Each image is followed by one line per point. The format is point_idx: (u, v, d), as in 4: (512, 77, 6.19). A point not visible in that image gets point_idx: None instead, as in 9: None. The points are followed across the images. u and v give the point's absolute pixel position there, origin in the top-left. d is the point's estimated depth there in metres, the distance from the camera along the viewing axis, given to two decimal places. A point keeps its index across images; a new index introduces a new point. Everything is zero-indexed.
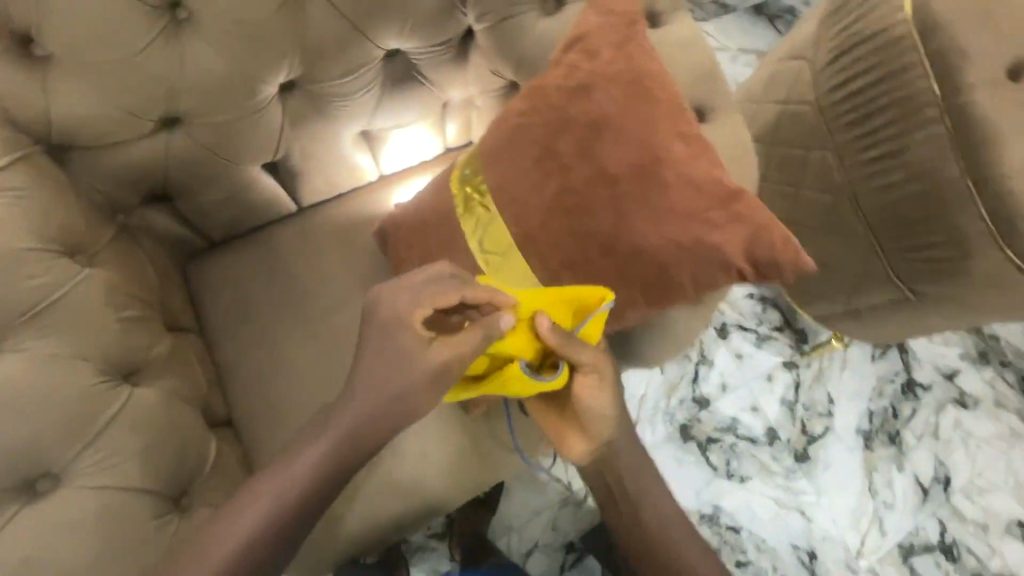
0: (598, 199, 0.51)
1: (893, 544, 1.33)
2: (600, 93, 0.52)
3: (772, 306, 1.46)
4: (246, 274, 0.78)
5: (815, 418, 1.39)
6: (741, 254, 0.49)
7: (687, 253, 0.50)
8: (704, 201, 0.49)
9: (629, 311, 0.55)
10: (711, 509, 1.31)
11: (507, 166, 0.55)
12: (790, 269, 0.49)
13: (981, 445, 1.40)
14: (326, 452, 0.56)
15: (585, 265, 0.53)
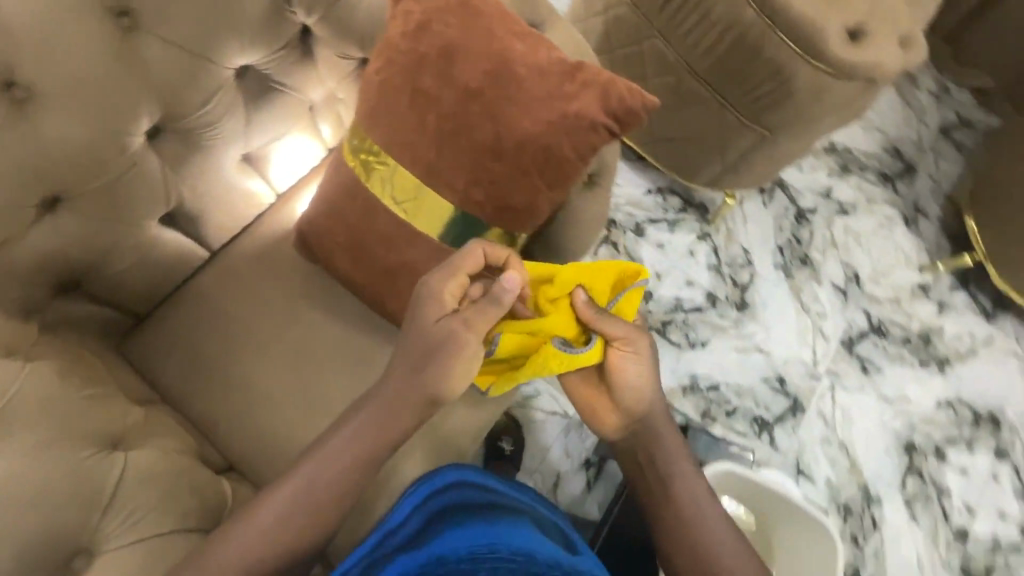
0: (471, 113, 0.59)
1: (838, 343, 1.53)
2: (438, 25, 0.59)
3: (671, 194, 1.62)
4: (186, 332, 0.79)
5: (739, 270, 1.56)
6: (600, 110, 0.58)
7: (559, 129, 0.58)
8: (553, 79, 0.58)
9: (537, 202, 0.63)
10: (690, 380, 1.44)
11: (387, 119, 0.62)
12: (642, 108, 0.58)
13: (869, 240, 1.65)
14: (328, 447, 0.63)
15: (482, 175, 0.61)
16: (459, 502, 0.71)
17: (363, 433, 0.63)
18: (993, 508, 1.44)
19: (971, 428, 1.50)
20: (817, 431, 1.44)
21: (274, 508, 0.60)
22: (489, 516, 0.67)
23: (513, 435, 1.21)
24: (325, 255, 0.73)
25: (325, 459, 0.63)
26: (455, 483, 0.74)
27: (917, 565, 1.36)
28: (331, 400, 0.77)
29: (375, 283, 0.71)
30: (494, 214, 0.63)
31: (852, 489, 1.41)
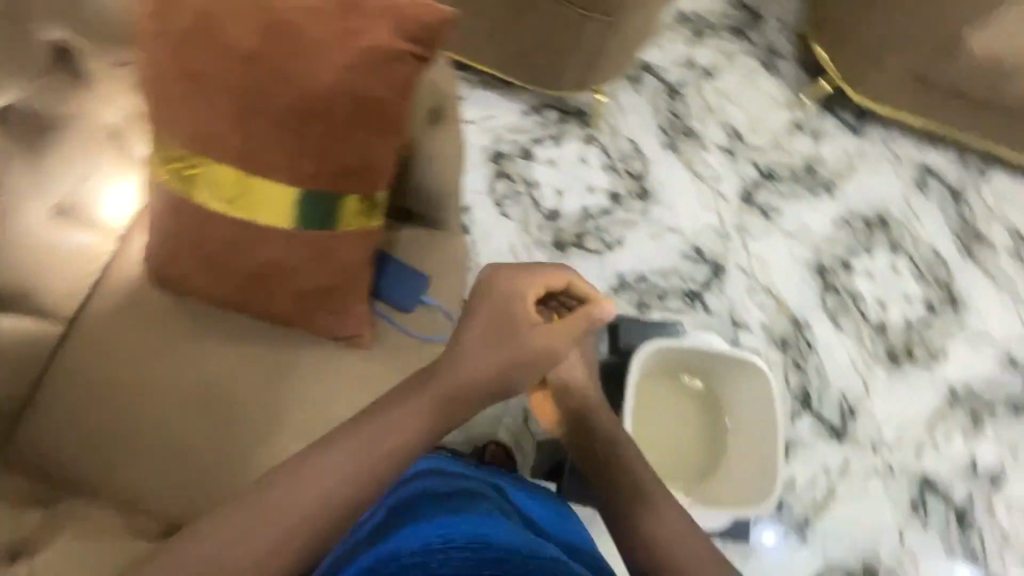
0: (277, 86, 0.64)
1: (737, 199, 1.62)
2: (217, 13, 0.64)
3: (546, 108, 1.60)
4: (95, 408, 0.83)
5: (632, 161, 1.60)
6: (394, 39, 0.64)
7: (362, 70, 0.64)
8: (340, 28, 0.64)
9: (373, 149, 0.69)
10: (617, 279, 1.49)
11: (204, 117, 0.66)
12: (433, 21, 0.64)
13: (739, 94, 1.71)
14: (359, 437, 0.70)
15: (311, 139, 0.66)
16: (429, 486, 0.80)
17: (366, 445, 0.70)
18: (899, 295, 1.61)
19: (866, 235, 1.65)
20: (740, 284, 1.54)
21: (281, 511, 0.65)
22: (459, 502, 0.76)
23: (507, 464, 1.20)
24: (197, 286, 0.75)
25: (323, 464, 0.68)
26: (432, 465, 0.87)
27: (852, 367, 1.52)
28: (252, 409, 0.83)
29: (251, 291, 0.75)
30: (344, 176, 0.69)
31: (783, 324, 1.52)
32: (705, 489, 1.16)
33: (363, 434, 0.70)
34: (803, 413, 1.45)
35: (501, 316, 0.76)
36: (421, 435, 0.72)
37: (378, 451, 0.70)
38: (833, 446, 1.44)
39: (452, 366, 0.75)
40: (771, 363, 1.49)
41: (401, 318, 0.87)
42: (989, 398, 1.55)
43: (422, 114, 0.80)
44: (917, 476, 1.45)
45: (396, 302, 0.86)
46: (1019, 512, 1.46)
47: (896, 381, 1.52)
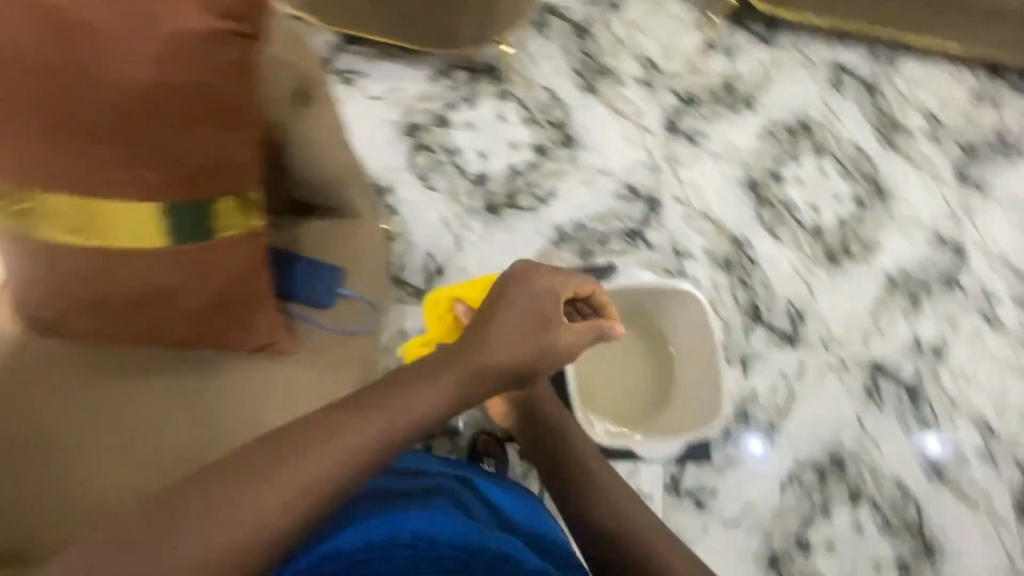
0: (100, 92, 0.61)
1: (662, 130, 1.61)
2: (16, 27, 0.60)
3: (454, 70, 1.54)
4: (7, 445, 0.79)
5: (551, 110, 1.56)
6: (214, 17, 0.61)
7: (187, 57, 0.61)
8: (149, 14, 0.60)
9: (226, 144, 0.68)
10: (557, 232, 1.47)
11: (35, 142, 0.64)
12: None
13: (648, 21, 1.68)
14: (397, 407, 0.73)
15: (153, 142, 0.64)
16: (403, 480, 0.93)
17: (397, 415, 0.72)
18: (830, 196, 1.65)
19: (791, 143, 1.67)
20: (678, 213, 1.55)
21: (297, 477, 0.64)
22: (426, 498, 0.89)
23: (494, 455, 1.22)
24: (81, 328, 0.77)
25: (351, 430, 0.69)
26: (407, 461, 1.01)
27: (795, 274, 1.56)
28: (180, 418, 0.83)
29: (137, 317, 0.75)
30: (198, 179, 0.68)
31: (725, 245, 1.54)
32: (667, 418, 1.20)
33: (398, 404, 0.73)
34: (755, 327, 1.49)
35: (540, 311, 0.88)
36: (438, 409, 0.76)
37: (407, 421, 0.73)
38: (787, 352, 1.49)
39: (486, 347, 0.83)
40: (719, 286, 1.51)
41: (317, 314, 0.88)
42: (924, 279, 1.62)
43: (286, 96, 0.82)
44: (868, 364, 1.52)
45: (309, 300, 0.87)
46: (963, 378, 1.56)
47: (837, 280, 1.58)
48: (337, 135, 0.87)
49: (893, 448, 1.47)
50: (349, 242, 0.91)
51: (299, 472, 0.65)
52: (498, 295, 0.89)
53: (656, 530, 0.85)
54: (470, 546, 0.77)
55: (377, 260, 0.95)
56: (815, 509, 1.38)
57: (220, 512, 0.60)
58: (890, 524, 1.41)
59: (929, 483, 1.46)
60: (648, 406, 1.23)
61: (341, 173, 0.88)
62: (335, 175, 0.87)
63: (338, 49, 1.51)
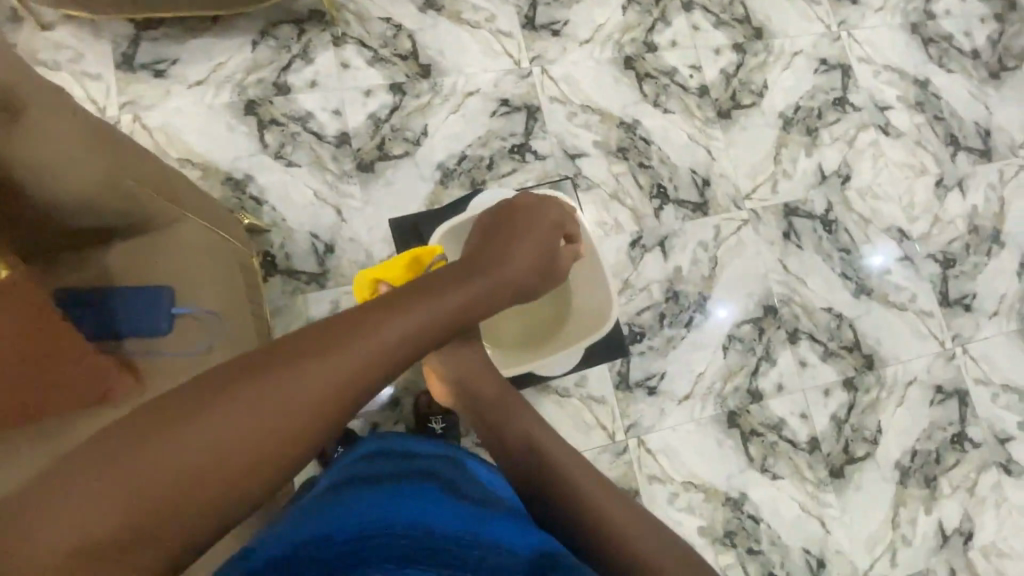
0: None
1: (521, 30, 1.49)
2: None
3: (276, 27, 1.37)
4: None
5: (396, 40, 1.42)
6: None
7: None
8: None
9: None
10: (439, 170, 1.38)
11: None
12: None
13: None
14: (430, 309, 0.68)
15: None
16: (381, 465, 0.82)
17: (434, 317, 0.68)
18: (708, 52, 1.58)
19: (657, 5, 1.58)
20: (559, 113, 1.47)
21: (318, 381, 0.56)
22: (405, 479, 0.77)
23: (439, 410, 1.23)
24: None
25: (392, 326, 0.63)
26: (383, 442, 0.92)
27: (691, 141, 1.52)
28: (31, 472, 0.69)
29: None
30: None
31: (616, 133, 1.48)
32: (573, 325, 1.18)
33: (430, 304, 0.69)
34: (664, 206, 1.47)
35: (546, 241, 0.96)
36: (467, 308, 0.74)
37: (442, 321, 0.69)
38: (701, 221, 1.48)
39: (504, 263, 0.86)
40: (620, 177, 1.46)
41: (157, 343, 0.79)
42: (816, 108, 1.61)
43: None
44: (780, 209, 1.53)
45: (137, 332, 0.78)
46: (871, 195, 1.59)
47: (733, 134, 1.55)
48: (85, 143, 0.72)
49: (819, 280, 1.51)
50: (164, 254, 0.83)
51: (335, 371, 0.57)
52: (513, 223, 0.96)
53: (588, 478, 0.85)
54: (464, 536, 0.66)
55: (202, 258, 0.86)
56: (759, 359, 1.44)
57: (225, 425, 0.51)
58: (831, 350, 1.48)
59: (858, 301, 1.52)
60: (551, 330, 1.21)
61: (111, 181, 0.75)
62: (102, 185, 0.74)
63: (136, 39, 1.32)
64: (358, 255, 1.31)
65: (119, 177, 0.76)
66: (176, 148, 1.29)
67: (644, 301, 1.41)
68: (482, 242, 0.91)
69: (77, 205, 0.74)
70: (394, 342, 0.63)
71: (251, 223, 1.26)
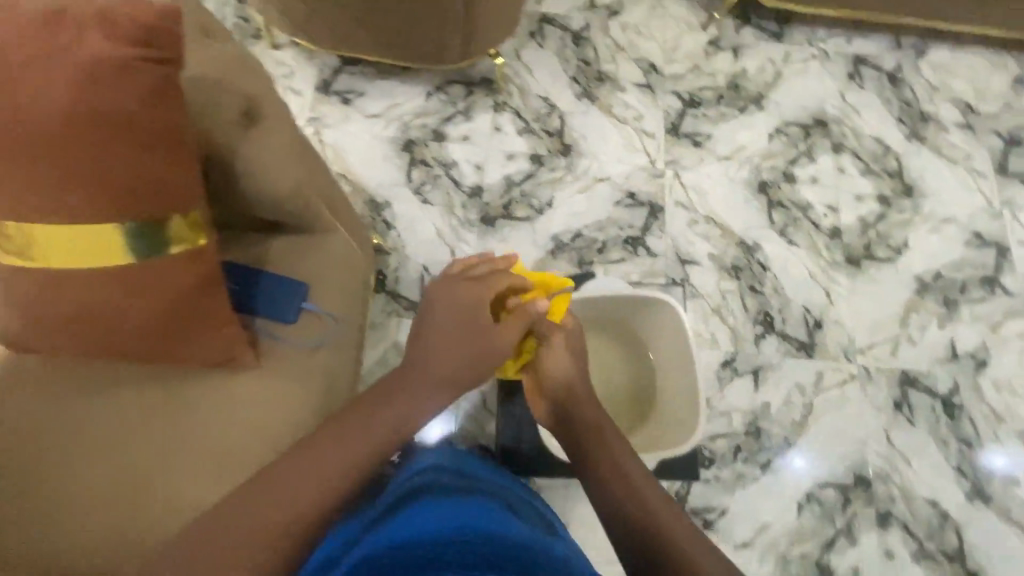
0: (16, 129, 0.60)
1: (664, 133, 1.57)
2: None
3: (450, 85, 1.56)
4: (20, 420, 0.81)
5: (548, 117, 1.55)
6: (114, 42, 0.60)
7: (102, 82, 0.60)
8: (51, 41, 0.59)
9: (154, 174, 0.65)
10: (553, 241, 1.44)
11: None
12: (154, 19, 0.60)
13: (647, 26, 1.67)
14: (370, 428, 0.82)
15: (80, 174, 0.62)
16: (440, 478, 0.85)
17: (373, 433, 0.82)
18: (849, 197, 1.55)
19: (805, 140, 1.59)
20: (681, 218, 1.49)
21: (292, 498, 0.73)
22: (464, 495, 0.79)
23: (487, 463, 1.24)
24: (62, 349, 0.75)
25: (340, 446, 0.79)
26: (447, 458, 0.94)
27: (811, 278, 1.46)
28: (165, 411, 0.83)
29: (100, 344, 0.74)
30: (129, 199, 0.65)
31: (733, 250, 1.47)
32: (647, 433, 1.14)
33: (365, 422, 0.83)
34: (766, 336, 1.41)
35: (459, 314, 0.92)
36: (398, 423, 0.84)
37: (383, 437, 0.82)
38: (804, 362, 1.40)
39: (429, 366, 0.89)
40: (727, 294, 1.43)
41: (279, 331, 0.88)
42: (960, 281, 1.49)
43: (234, 119, 0.79)
44: (897, 376, 1.40)
45: (270, 315, 0.87)
46: (1009, 390, 1.42)
47: (859, 284, 1.47)
48: (290, 152, 0.83)
49: (928, 467, 1.34)
50: (311, 258, 0.92)
51: (309, 487, 0.75)
52: (427, 314, 0.94)
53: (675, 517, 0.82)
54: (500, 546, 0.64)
55: (340, 275, 0.94)
56: (837, 532, 1.29)
57: (255, 514, 0.72)
58: (926, 550, 1.29)
59: (971, 505, 1.33)
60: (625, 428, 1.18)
61: (297, 191, 0.85)
62: (288, 194, 0.84)
63: (337, 70, 1.56)
64: None
65: (303, 191, 0.86)
66: (338, 164, 1.48)
67: (721, 426, 1.33)
68: (410, 339, 0.94)
69: (265, 208, 0.86)
70: (347, 458, 0.78)
71: (377, 242, 1.39)
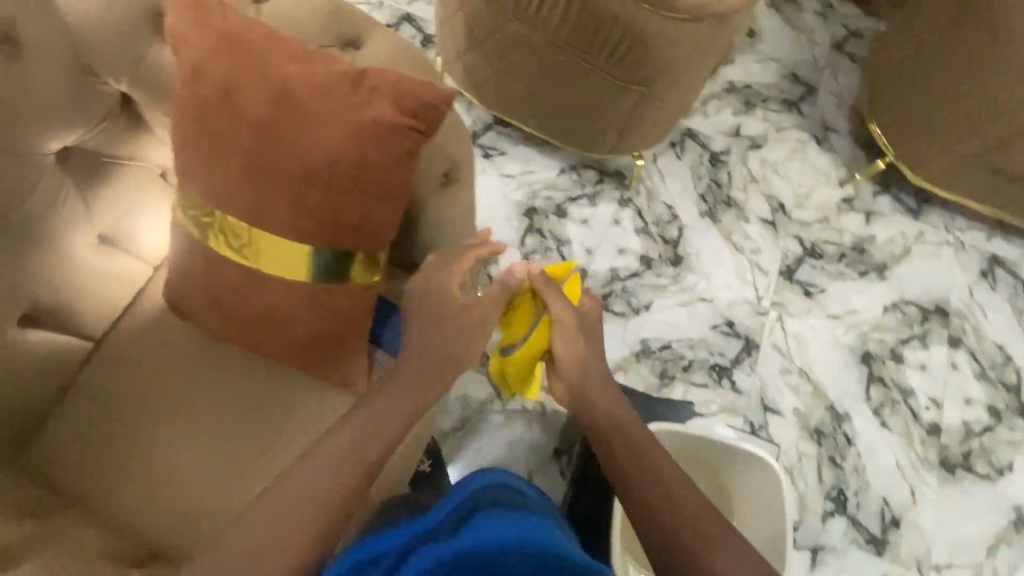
0: (279, 154, 0.67)
1: (777, 273, 1.56)
2: (214, 69, 0.67)
3: (584, 168, 1.62)
4: (150, 376, 0.87)
5: (667, 225, 1.58)
6: (395, 111, 0.66)
7: (368, 141, 0.66)
8: (341, 94, 0.66)
9: (376, 223, 0.72)
10: (641, 344, 1.44)
11: (217, 178, 0.70)
12: (436, 99, 0.65)
13: (785, 166, 1.70)
14: (379, 427, 0.79)
15: (319, 208, 0.69)
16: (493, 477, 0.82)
17: (383, 436, 0.78)
18: (957, 396, 1.46)
19: (921, 323, 1.53)
20: (775, 363, 1.45)
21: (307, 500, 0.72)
22: (515, 500, 0.79)
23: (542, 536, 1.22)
24: (221, 329, 0.81)
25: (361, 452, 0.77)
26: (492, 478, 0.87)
27: (898, 470, 1.37)
28: (262, 409, 0.87)
29: (251, 338, 0.80)
30: (347, 237, 0.71)
31: (821, 413, 1.41)
32: None
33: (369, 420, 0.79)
34: (836, 515, 1.32)
35: (434, 305, 0.83)
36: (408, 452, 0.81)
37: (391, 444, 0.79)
38: (870, 558, 1.30)
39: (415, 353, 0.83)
40: (804, 457, 1.36)
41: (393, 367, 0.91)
42: None
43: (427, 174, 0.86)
44: None
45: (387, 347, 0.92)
46: None
47: (949, 493, 1.36)
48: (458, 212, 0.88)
49: None
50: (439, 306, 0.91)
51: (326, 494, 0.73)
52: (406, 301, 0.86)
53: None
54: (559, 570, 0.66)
55: None
56: None
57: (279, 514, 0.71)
58: None
59: None
60: None
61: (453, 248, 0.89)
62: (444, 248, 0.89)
63: (488, 126, 1.65)
64: None
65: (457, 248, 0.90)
66: None
67: None
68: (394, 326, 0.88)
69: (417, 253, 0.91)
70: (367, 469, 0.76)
71: None
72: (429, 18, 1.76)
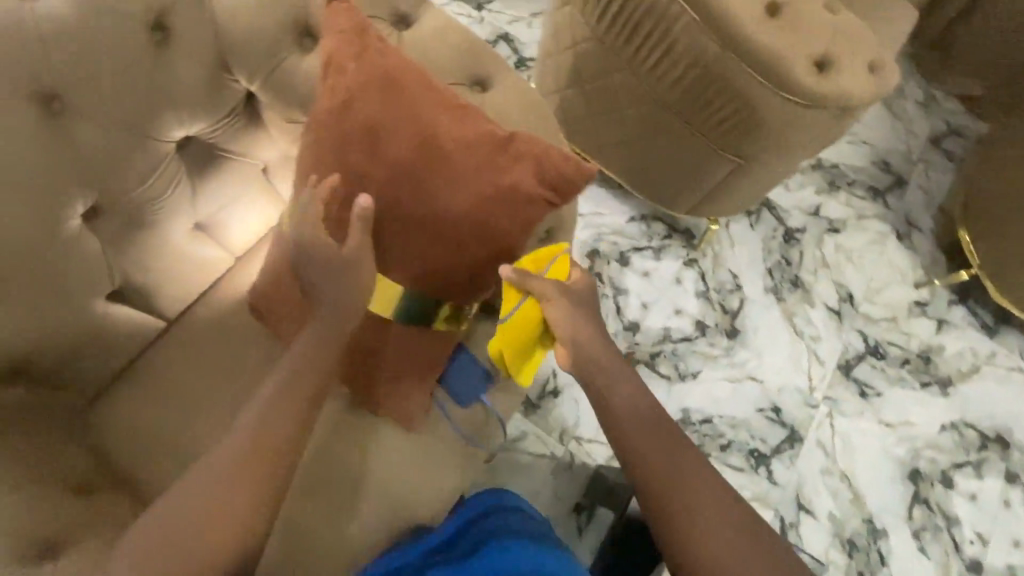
0: (411, 198, 0.70)
1: (834, 366, 1.49)
2: (361, 104, 0.68)
3: (654, 220, 1.59)
4: (212, 364, 0.88)
5: (729, 294, 1.54)
6: (536, 180, 0.69)
7: (500, 203, 0.69)
8: (486, 155, 0.69)
9: (486, 273, 0.77)
10: (682, 413, 1.39)
11: (340, 205, 0.72)
12: (576, 178, 0.69)
13: (861, 257, 1.64)
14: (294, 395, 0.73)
15: (437, 256, 0.73)
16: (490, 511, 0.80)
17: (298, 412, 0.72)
18: (1005, 536, 1.37)
19: (978, 450, 1.45)
20: (816, 461, 1.39)
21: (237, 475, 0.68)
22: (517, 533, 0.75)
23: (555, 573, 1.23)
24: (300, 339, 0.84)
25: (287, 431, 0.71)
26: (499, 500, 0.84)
27: None
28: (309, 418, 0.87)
29: None
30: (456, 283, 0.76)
31: (857, 522, 1.34)
32: None
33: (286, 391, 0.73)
34: None
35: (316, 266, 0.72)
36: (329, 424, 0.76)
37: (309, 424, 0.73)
38: None
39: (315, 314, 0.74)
40: (831, 565, 1.30)
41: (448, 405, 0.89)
42: None
43: None
44: None
45: (455, 395, 0.88)
46: None
47: None
48: None
49: None
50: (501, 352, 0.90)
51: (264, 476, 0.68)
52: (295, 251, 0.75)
53: None
54: None
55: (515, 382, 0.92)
56: None
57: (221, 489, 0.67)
58: None
59: None
60: None
61: None
62: None
63: None
64: (569, 416, 1.35)
65: None
66: None
67: None
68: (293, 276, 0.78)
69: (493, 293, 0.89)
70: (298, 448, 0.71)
71: None
72: (528, 41, 1.77)
